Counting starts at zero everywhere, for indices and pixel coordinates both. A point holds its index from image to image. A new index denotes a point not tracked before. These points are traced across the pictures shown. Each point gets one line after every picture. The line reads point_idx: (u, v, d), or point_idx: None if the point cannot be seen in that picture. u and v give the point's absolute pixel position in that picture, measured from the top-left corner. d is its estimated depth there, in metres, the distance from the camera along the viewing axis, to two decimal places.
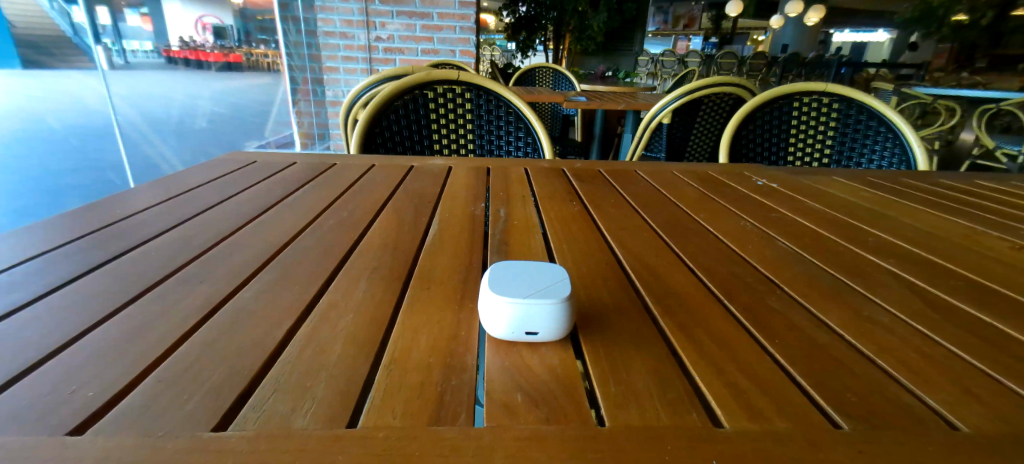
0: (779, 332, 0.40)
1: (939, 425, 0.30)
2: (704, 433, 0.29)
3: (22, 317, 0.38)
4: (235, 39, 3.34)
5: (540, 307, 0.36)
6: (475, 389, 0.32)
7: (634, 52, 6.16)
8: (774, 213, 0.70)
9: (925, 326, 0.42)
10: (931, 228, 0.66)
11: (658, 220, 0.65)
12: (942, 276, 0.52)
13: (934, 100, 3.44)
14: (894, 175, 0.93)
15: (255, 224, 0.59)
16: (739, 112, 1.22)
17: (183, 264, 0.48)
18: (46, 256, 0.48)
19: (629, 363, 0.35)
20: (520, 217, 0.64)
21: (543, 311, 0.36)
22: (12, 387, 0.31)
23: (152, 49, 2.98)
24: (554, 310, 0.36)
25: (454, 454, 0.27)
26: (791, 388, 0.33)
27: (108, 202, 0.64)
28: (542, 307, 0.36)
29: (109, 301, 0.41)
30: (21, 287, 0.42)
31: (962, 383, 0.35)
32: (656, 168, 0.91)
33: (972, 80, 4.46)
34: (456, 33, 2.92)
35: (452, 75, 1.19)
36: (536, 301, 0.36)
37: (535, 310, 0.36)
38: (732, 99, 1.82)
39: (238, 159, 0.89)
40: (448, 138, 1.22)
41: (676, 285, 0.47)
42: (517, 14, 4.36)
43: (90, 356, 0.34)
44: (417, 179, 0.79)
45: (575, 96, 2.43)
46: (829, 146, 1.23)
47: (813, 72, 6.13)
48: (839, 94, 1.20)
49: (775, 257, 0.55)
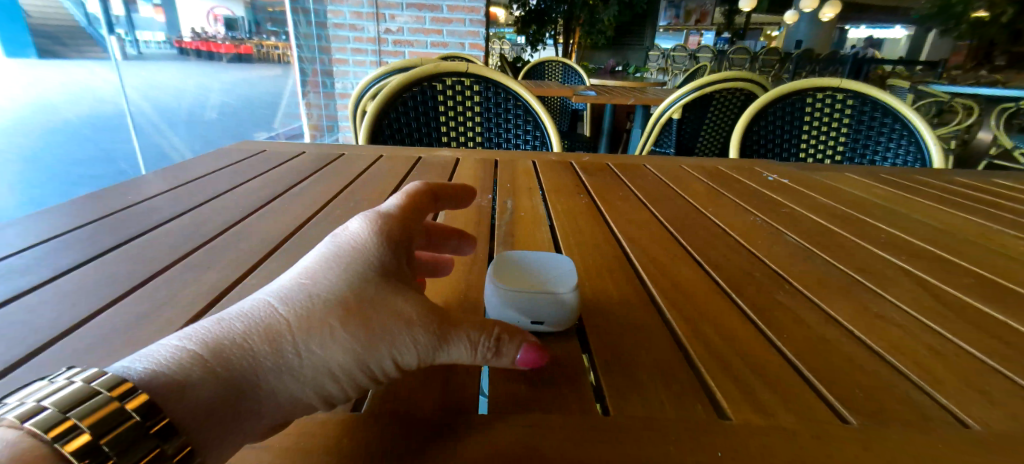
0: (788, 327, 0.39)
1: (949, 423, 0.30)
2: (709, 425, 0.28)
3: (30, 301, 0.38)
4: (245, 31, 3.39)
5: (552, 299, 0.36)
6: (479, 379, 0.32)
7: (645, 47, 6.09)
8: (784, 209, 0.69)
9: (937, 324, 0.41)
10: (943, 225, 0.65)
11: (666, 214, 0.65)
12: (955, 273, 0.51)
13: (950, 99, 3.40)
14: (909, 173, 0.91)
15: (262, 213, 0.59)
16: (750, 108, 1.21)
17: (189, 251, 0.48)
18: (56, 241, 0.49)
19: (633, 356, 0.35)
20: (526, 209, 0.64)
21: (556, 303, 0.36)
22: (17, 370, 0.31)
23: (164, 41, 3.04)
24: (566, 300, 0.36)
25: (458, 442, 0.27)
26: (797, 383, 0.33)
27: (118, 189, 0.64)
28: (543, 298, 0.36)
29: (117, 285, 0.41)
30: (31, 271, 0.43)
31: (974, 382, 0.34)
32: (665, 163, 0.90)
33: (991, 78, 4.38)
34: (466, 26, 2.92)
35: (461, 67, 1.18)
36: (536, 293, 0.36)
37: (536, 302, 0.36)
38: (744, 95, 1.80)
39: (247, 148, 0.89)
40: (455, 130, 1.21)
41: (683, 279, 0.47)
42: (527, 8, 4.30)
43: (98, 341, 0.34)
44: (424, 171, 0.79)
45: (584, 90, 2.41)
46: (842, 143, 1.21)
47: (827, 68, 6.05)
48: (853, 90, 1.18)
49: (782, 252, 0.55)
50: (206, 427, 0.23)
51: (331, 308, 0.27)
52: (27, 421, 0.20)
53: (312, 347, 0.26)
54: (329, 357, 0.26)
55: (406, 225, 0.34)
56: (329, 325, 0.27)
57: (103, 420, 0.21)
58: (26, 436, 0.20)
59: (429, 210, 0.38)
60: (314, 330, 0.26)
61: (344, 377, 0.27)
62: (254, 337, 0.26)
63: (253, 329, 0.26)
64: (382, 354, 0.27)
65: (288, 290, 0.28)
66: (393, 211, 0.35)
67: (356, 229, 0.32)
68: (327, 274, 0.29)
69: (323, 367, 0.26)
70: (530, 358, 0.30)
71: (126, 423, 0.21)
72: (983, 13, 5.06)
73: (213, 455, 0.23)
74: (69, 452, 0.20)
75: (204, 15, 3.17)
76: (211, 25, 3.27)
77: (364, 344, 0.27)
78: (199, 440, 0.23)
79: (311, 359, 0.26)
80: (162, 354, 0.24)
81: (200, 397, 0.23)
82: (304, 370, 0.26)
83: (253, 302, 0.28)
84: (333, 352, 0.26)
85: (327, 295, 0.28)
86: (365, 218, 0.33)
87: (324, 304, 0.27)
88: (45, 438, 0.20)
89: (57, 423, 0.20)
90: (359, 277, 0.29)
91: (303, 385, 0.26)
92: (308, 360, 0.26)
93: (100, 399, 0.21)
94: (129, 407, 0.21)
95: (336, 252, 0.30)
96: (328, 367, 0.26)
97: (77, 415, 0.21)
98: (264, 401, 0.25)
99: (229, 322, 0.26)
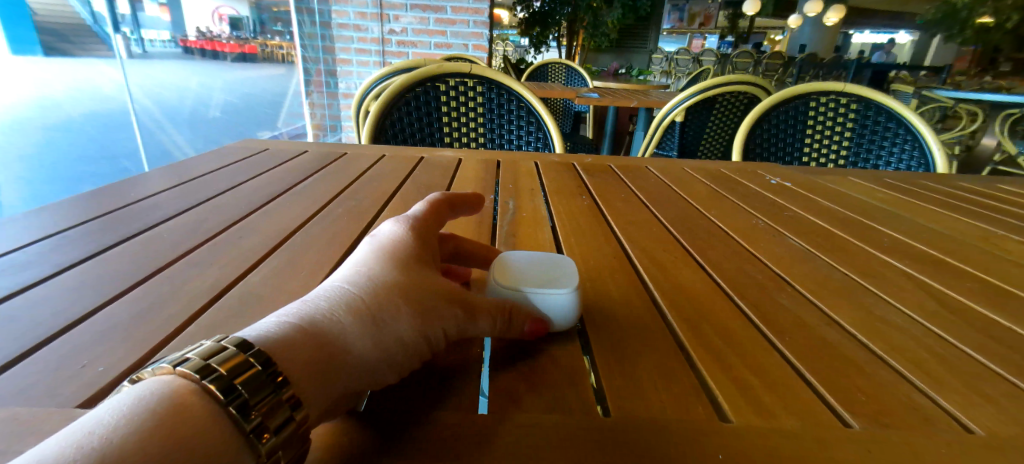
0: (787, 330, 0.39)
1: (951, 427, 0.30)
2: (709, 426, 0.28)
3: (33, 295, 0.39)
4: (250, 30, 3.40)
5: (552, 298, 0.36)
6: (479, 380, 0.32)
7: (648, 50, 6.17)
8: (787, 212, 0.69)
9: (939, 327, 0.41)
10: (947, 229, 0.65)
11: (668, 216, 0.65)
12: (958, 278, 0.51)
13: (954, 104, 3.41)
14: (913, 177, 0.91)
15: (264, 211, 0.59)
16: (754, 111, 1.20)
17: (192, 248, 0.48)
18: (60, 237, 0.49)
19: (635, 359, 0.34)
20: (528, 210, 0.64)
21: (556, 302, 0.36)
22: (18, 366, 0.31)
23: (169, 40, 3.06)
24: (566, 298, 0.36)
25: (456, 440, 0.27)
26: (799, 385, 0.33)
27: (120, 186, 0.64)
28: (549, 297, 0.36)
29: (121, 281, 0.41)
30: (33, 266, 0.43)
31: (974, 384, 0.34)
32: (667, 165, 0.90)
33: (995, 83, 4.37)
34: (469, 27, 2.93)
35: (464, 68, 1.18)
36: (542, 294, 0.36)
37: (544, 301, 0.36)
38: (747, 98, 1.79)
39: (249, 147, 0.89)
40: (457, 131, 1.21)
41: (685, 281, 0.46)
42: (531, 9, 4.30)
43: (99, 335, 0.34)
44: (426, 170, 0.79)
45: (587, 92, 2.41)
46: (845, 147, 1.20)
47: (831, 72, 6.03)
48: (857, 94, 1.18)
49: (784, 255, 0.55)
50: (308, 382, 0.24)
51: (390, 284, 0.29)
52: (179, 366, 0.21)
53: (386, 316, 0.28)
54: (396, 326, 0.28)
55: (432, 224, 0.37)
56: (395, 301, 0.29)
57: (234, 367, 0.21)
58: (179, 378, 0.21)
59: (448, 217, 0.40)
60: (384, 301, 0.28)
61: (409, 346, 0.29)
62: (335, 309, 0.27)
63: (336, 307, 0.27)
64: (435, 326, 0.30)
65: (349, 275, 0.30)
66: (419, 212, 0.37)
67: (390, 226, 0.35)
68: (378, 262, 0.31)
69: (393, 335, 0.28)
70: (537, 328, 0.34)
71: (250, 371, 0.22)
72: (988, 18, 5.05)
73: (312, 410, 0.24)
74: (214, 389, 0.21)
75: (209, 15, 3.20)
76: (215, 24, 3.29)
77: (422, 316, 0.29)
78: (302, 392, 0.23)
79: (386, 327, 0.28)
80: (265, 329, 0.25)
81: (302, 357, 0.24)
82: (383, 340, 0.27)
83: (324, 287, 0.29)
84: (402, 327, 0.28)
85: (386, 275, 0.30)
86: (395, 219, 0.36)
87: (385, 287, 0.29)
88: (196, 378, 0.21)
89: (201, 366, 0.21)
90: (405, 262, 0.32)
91: (379, 353, 0.27)
92: (384, 332, 0.28)
93: (228, 354, 0.22)
94: (253, 359, 0.22)
95: (379, 244, 0.33)
96: (398, 335, 0.28)
97: (216, 361, 0.22)
98: (351, 365, 0.26)
99: (314, 303, 0.27)
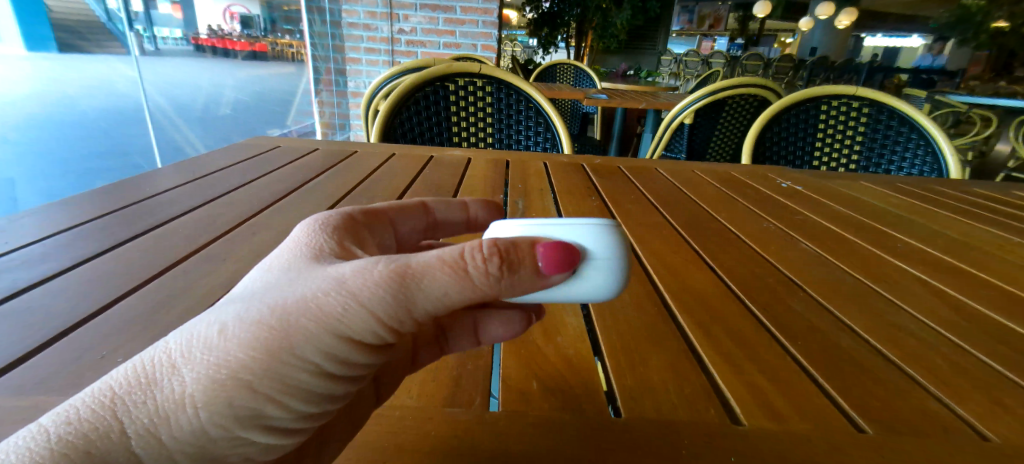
0: (802, 335, 0.39)
1: (966, 434, 0.29)
2: (721, 429, 0.28)
3: (51, 287, 0.39)
4: (260, 29, 3.45)
5: (569, 228, 0.27)
6: (489, 378, 0.32)
7: (657, 51, 6.17)
8: (798, 216, 0.69)
9: (953, 334, 0.41)
10: (960, 235, 0.65)
11: (678, 219, 0.65)
12: (972, 284, 0.50)
13: (969, 109, 3.36)
14: (925, 182, 0.90)
15: (276, 207, 0.60)
16: (764, 114, 1.20)
17: (207, 242, 0.49)
18: (74, 232, 0.49)
19: (645, 358, 0.34)
20: (537, 210, 0.64)
21: (580, 233, 0.27)
22: (32, 360, 0.31)
23: (181, 38, 3.00)
24: (592, 229, 0.27)
25: (468, 437, 0.27)
26: (812, 390, 0.32)
27: (135, 181, 0.65)
28: (567, 224, 0.27)
29: (133, 276, 0.42)
30: (51, 259, 0.44)
31: (991, 394, 0.33)
32: (676, 167, 0.90)
33: (1011, 89, 4.30)
34: (478, 28, 2.94)
35: (473, 68, 1.18)
36: (559, 220, 0.27)
37: (561, 227, 0.27)
38: (757, 101, 1.78)
39: (260, 144, 0.90)
40: (467, 131, 1.22)
41: (696, 284, 0.46)
42: (540, 10, 4.33)
43: (116, 328, 0.35)
44: (436, 170, 0.79)
45: (595, 93, 2.40)
46: (856, 152, 1.19)
47: (842, 76, 5.98)
48: (869, 98, 1.16)
49: (795, 259, 0.54)
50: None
51: (226, 308, 0.25)
52: None
53: (199, 358, 0.23)
54: (226, 361, 0.23)
55: (357, 223, 0.33)
56: (227, 330, 0.24)
57: None
58: None
59: (417, 218, 0.38)
60: (200, 338, 0.24)
61: (256, 379, 0.23)
62: (134, 374, 0.23)
63: (131, 373, 0.23)
64: (306, 334, 0.24)
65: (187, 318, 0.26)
66: (344, 213, 0.33)
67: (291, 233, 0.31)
68: (239, 287, 0.27)
69: (215, 376, 0.23)
70: (550, 262, 0.26)
71: None
72: (1003, 23, 4.98)
73: None
74: None
75: (221, 13, 3.16)
76: (227, 22, 3.25)
77: (266, 331, 0.24)
78: None
79: (204, 369, 0.23)
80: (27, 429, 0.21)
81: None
82: (200, 394, 0.23)
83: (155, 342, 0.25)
84: (233, 357, 0.23)
85: (229, 303, 0.25)
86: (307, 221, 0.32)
87: (218, 319, 0.24)
88: None
89: None
90: (271, 274, 0.27)
91: (199, 411, 0.23)
92: (198, 381, 0.23)
93: None
94: None
95: (259, 263, 0.28)
96: (222, 374, 0.23)
97: None
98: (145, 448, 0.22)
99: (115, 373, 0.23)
